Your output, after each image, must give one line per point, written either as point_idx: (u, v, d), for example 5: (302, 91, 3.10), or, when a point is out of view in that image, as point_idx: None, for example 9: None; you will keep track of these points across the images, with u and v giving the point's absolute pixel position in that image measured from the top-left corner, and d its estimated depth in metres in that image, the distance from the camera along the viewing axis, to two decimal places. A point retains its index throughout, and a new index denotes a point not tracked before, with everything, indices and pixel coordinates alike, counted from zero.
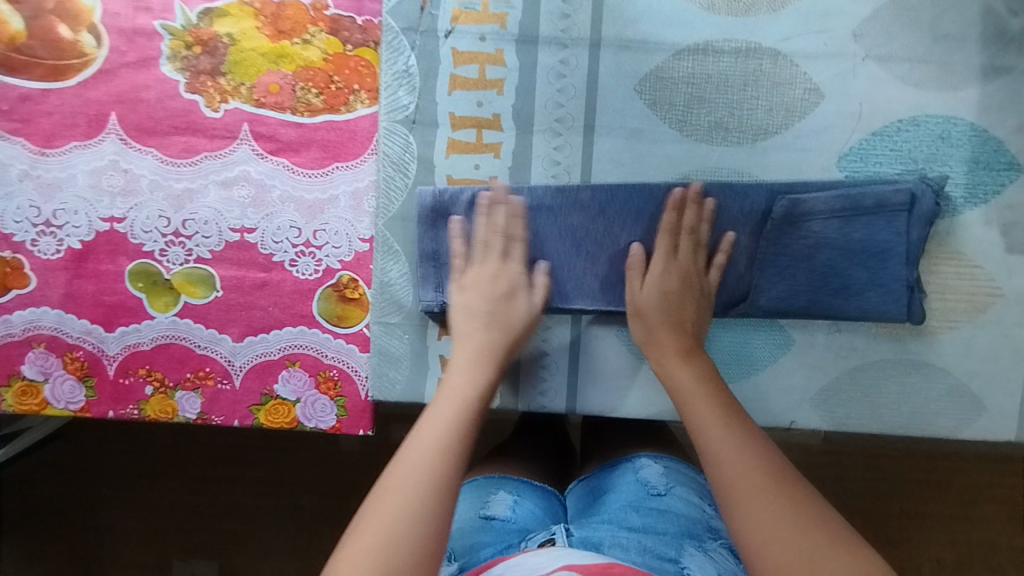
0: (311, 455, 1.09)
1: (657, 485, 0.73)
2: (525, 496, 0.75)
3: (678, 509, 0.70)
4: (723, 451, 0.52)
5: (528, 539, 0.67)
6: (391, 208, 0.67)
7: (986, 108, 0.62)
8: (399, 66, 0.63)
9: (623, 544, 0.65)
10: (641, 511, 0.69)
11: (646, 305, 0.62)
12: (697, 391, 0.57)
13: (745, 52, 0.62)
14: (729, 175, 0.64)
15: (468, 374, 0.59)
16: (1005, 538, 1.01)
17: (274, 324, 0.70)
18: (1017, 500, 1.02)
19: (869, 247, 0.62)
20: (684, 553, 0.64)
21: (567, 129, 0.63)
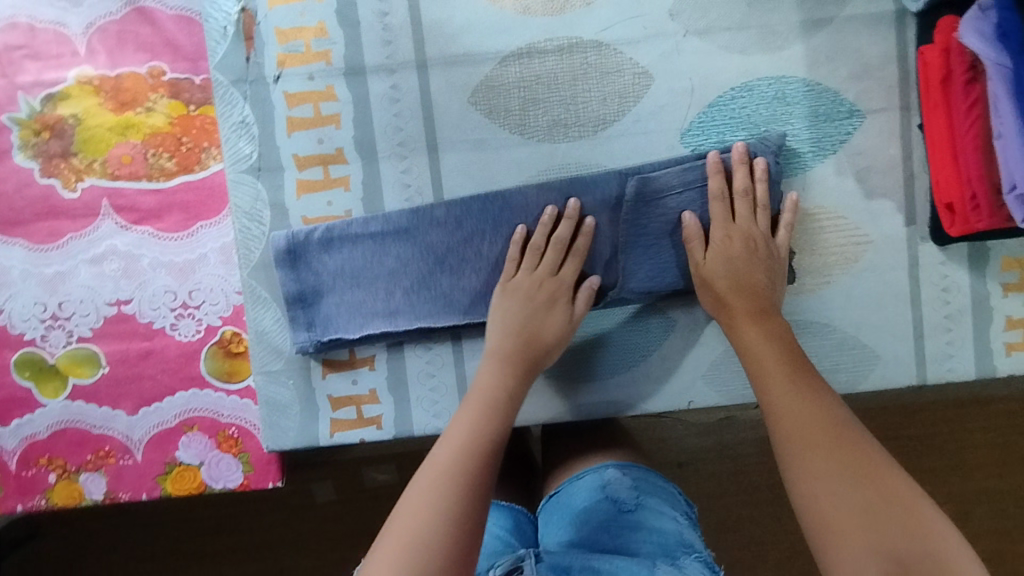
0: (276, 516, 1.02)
1: (627, 498, 0.68)
2: (487, 519, 0.70)
3: (650, 524, 0.66)
4: (794, 416, 0.50)
5: (493, 566, 0.62)
6: (251, 258, 0.65)
7: (814, 61, 0.63)
8: (236, 118, 0.64)
9: (593, 568, 0.60)
10: (610, 532, 0.65)
11: (710, 272, 0.60)
12: (766, 350, 0.55)
13: (568, 48, 0.63)
14: (578, 169, 0.64)
15: (496, 373, 0.58)
16: (998, 483, 0.96)
17: (166, 391, 0.70)
18: (1006, 441, 0.96)
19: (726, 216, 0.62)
20: (655, 572, 0.60)
21: (411, 151, 0.64)
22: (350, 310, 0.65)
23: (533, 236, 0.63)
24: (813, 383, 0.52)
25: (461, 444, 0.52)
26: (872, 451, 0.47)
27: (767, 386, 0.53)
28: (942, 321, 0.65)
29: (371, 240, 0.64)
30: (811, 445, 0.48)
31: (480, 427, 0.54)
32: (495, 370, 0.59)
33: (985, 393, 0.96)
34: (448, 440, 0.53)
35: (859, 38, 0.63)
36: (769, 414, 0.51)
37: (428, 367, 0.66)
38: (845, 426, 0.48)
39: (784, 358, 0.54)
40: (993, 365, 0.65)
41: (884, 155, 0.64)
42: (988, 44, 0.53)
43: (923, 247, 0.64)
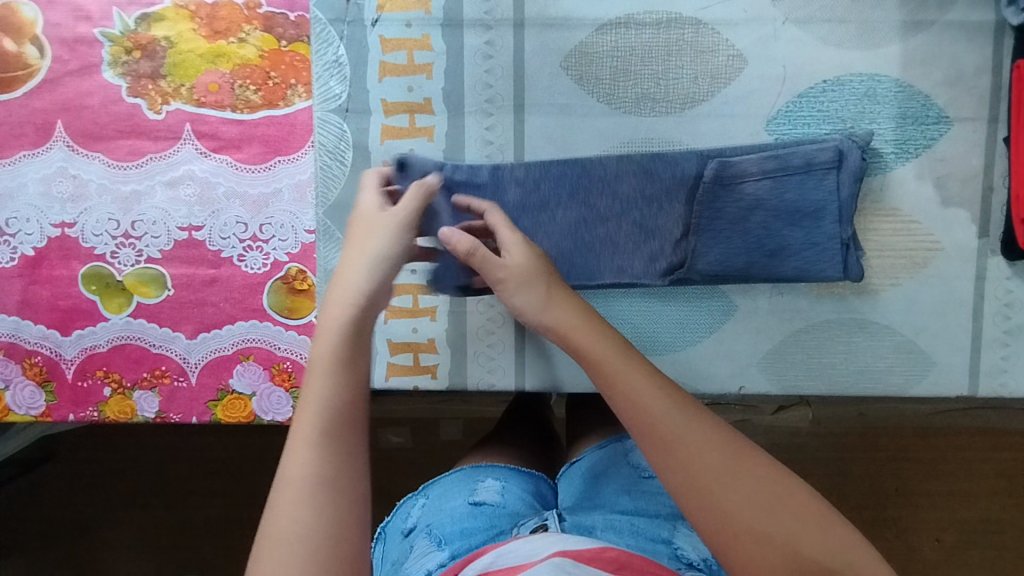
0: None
1: (647, 466, 0.69)
2: (512, 482, 0.71)
3: (670, 489, 0.66)
4: (631, 400, 0.48)
5: (519, 525, 0.64)
6: (329, 197, 0.66)
7: (909, 63, 0.63)
8: (329, 57, 0.64)
9: (615, 527, 0.62)
10: (631, 496, 0.66)
11: (523, 265, 0.55)
12: (612, 360, 0.50)
13: (665, 24, 0.63)
14: (660, 145, 0.65)
15: (334, 326, 0.51)
16: (1002, 512, 0.98)
17: (227, 319, 0.71)
18: (1016, 472, 0.97)
19: (803, 207, 0.63)
20: (676, 534, 0.61)
21: (498, 109, 0.64)
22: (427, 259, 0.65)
23: (608, 206, 0.64)
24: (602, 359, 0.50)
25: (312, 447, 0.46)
26: (710, 428, 0.47)
27: (609, 377, 0.49)
28: (1001, 336, 0.66)
29: (456, 190, 0.64)
30: (659, 435, 0.46)
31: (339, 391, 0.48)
32: (339, 320, 0.51)
33: (1004, 423, 0.98)
34: (298, 440, 0.47)
35: (958, 44, 0.63)
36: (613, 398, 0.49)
37: (489, 323, 0.67)
38: (678, 403, 0.48)
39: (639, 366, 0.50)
40: None
41: (966, 164, 0.64)
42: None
43: (992, 260, 0.65)
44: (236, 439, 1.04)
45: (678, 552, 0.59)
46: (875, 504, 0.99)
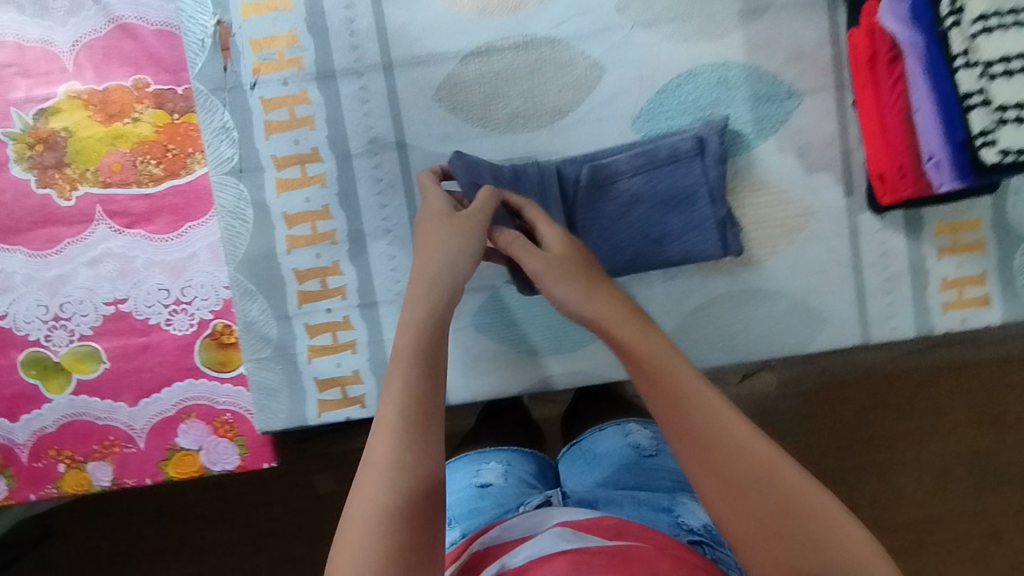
0: (286, 505, 1.05)
1: (648, 446, 0.72)
2: (516, 464, 0.74)
3: (670, 464, 0.70)
4: (670, 403, 0.47)
5: (525, 502, 0.66)
6: (237, 253, 0.69)
7: (754, 48, 0.67)
8: (216, 124, 0.68)
9: (617, 501, 0.64)
10: (633, 473, 0.69)
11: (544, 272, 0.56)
12: (665, 375, 0.48)
13: (524, 45, 0.67)
14: (538, 156, 0.68)
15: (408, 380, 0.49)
16: (980, 440, 0.94)
17: (164, 383, 0.74)
18: (988, 402, 0.94)
19: (677, 195, 0.67)
20: (677, 503, 0.64)
21: (382, 147, 0.68)
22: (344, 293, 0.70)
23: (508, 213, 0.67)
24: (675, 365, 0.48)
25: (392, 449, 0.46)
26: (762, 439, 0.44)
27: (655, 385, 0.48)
28: (883, 284, 0.70)
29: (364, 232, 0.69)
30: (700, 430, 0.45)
31: (410, 411, 0.47)
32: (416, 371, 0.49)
33: (967, 354, 0.93)
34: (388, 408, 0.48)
35: (795, 22, 0.67)
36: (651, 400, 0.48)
37: None
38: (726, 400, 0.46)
39: (686, 389, 0.47)
40: (931, 323, 0.70)
41: (822, 132, 0.68)
42: (903, 24, 0.54)
43: (863, 216, 0.69)
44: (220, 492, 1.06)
45: (680, 519, 0.61)
46: (850, 453, 0.96)
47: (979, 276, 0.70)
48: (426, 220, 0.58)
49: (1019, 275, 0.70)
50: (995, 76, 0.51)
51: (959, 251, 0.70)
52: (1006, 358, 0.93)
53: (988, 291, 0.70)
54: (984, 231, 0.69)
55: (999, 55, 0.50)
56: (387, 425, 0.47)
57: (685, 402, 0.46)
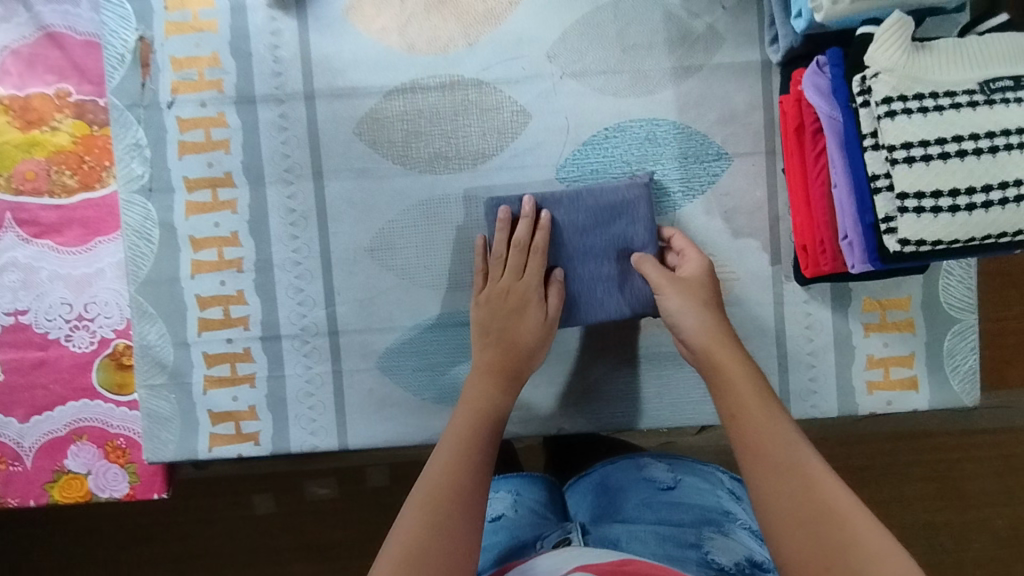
0: (215, 528, 0.87)
1: (665, 479, 0.66)
2: (525, 493, 0.67)
3: (692, 498, 0.63)
4: (734, 405, 0.50)
5: (541, 538, 0.59)
6: (138, 274, 0.66)
7: (684, 106, 0.66)
8: (130, 140, 0.66)
9: (640, 537, 0.58)
10: (653, 508, 0.62)
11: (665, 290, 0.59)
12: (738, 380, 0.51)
13: (449, 86, 0.66)
14: (458, 200, 0.67)
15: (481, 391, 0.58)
16: (942, 514, 0.84)
17: (58, 401, 0.71)
18: (950, 477, 0.84)
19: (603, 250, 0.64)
20: (705, 538, 0.57)
21: (297, 177, 0.66)
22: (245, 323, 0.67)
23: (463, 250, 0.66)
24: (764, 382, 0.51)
25: (452, 445, 0.52)
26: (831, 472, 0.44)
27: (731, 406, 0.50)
28: (806, 357, 0.67)
29: (273, 263, 0.67)
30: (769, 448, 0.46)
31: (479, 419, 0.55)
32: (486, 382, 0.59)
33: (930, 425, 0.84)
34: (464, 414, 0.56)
35: (727, 84, 0.66)
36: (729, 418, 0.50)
37: (308, 385, 0.67)
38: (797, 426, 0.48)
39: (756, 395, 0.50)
40: (855, 403, 0.67)
41: (750, 197, 0.66)
42: (821, 98, 0.51)
43: (788, 286, 0.67)
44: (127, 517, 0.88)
45: (709, 557, 0.55)
46: None
47: (906, 357, 0.67)
48: (498, 294, 0.62)
49: (948, 359, 0.67)
50: (896, 163, 0.46)
51: (886, 329, 0.67)
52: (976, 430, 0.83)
53: (915, 373, 0.67)
54: (913, 310, 0.67)
55: (902, 140, 0.46)
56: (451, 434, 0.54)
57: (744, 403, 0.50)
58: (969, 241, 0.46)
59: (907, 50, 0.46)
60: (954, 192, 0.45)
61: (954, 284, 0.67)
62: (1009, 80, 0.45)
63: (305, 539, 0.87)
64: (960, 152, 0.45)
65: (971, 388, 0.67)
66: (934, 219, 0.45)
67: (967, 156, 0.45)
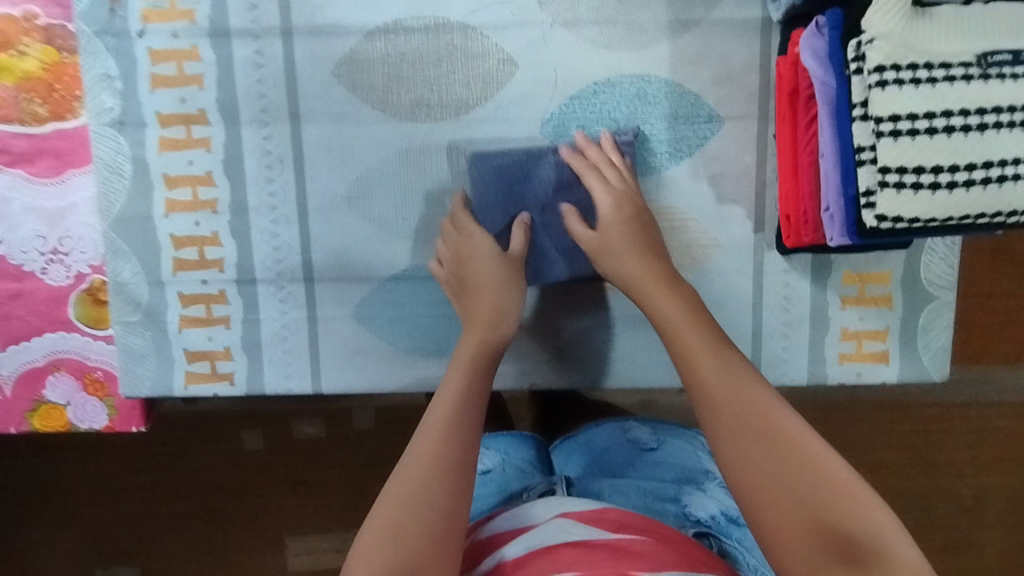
0: (205, 462, 0.86)
1: (648, 439, 0.67)
2: (514, 450, 0.68)
3: (674, 458, 0.65)
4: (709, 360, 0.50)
5: (529, 489, 0.61)
6: (112, 210, 0.65)
7: (677, 64, 0.63)
8: (99, 70, 0.63)
9: (624, 492, 0.61)
10: (636, 467, 0.65)
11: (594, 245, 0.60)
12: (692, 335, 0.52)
13: (433, 29, 0.63)
14: (438, 149, 0.65)
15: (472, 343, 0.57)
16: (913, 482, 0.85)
17: (35, 332, 0.71)
18: (922, 446, 0.84)
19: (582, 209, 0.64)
20: (684, 493, 0.61)
21: (274, 118, 0.64)
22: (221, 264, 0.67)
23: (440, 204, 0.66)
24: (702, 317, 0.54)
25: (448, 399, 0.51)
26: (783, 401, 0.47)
27: (685, 351, 0.51)
28: (780, 327, 0.67)
29: (248, 206, 0.66)
30: (713, 374, 0.48)
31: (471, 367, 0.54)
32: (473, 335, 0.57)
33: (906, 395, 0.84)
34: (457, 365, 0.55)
35: (724, 42, 0.63)
36: (683, 363, 0.51)
37: (283, 330, 0.68)
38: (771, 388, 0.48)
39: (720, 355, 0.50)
40: (824, 374, 0.68)
41: (738, 162, 0.65)
42: (817, 62, 0.49)
43: (768, 255, 0.66)
44: (115, 438, 0.87)
45: (686, 510, 0.59)
46: None
47: (880, 332, 0.67)
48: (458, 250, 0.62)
49: (921, 335, 0.67)
50: (882, 136, 0.45)
51: (863, 303, 0.67)
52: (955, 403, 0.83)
53: (887, 347, 0.68)
54: (893, 287, 0.67)
55: (890, 113, 0.44)
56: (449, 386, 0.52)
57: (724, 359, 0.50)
58: (948, 219, 0.45)
59: (907, 14, 0.44)
60: (936, 168, 0.44)
61: (936, 262, 0.66)
62: (1009, 53, 0.43)
63: (294, 477, 0.86)
64: (948, 128, 0.44)
65: (940, 363, 0.68)
66: (914, 196, 0.45)
67: (954, 132, 0.44)
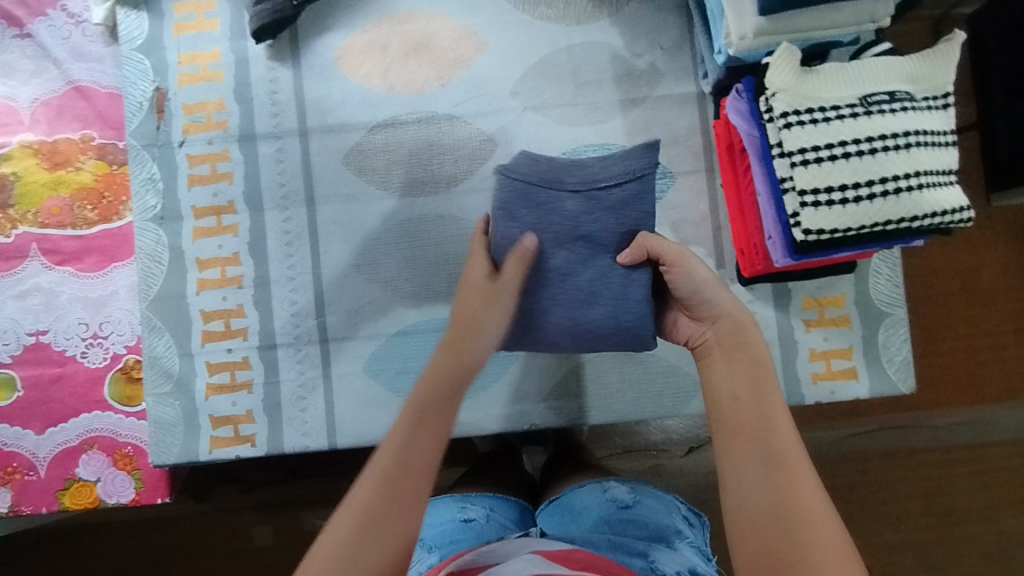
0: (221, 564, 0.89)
1: (625, 498, 0.66)
2: (496, 508, 0.69)
3: (647, 516, 0.64)
4: (743, 404, 0.50)
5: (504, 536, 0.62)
6: (150, 292, 0.74)
7: (632, 132, 0.75)
8: (145, 176, 0.75)
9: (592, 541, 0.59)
10: (609, 524, 0.63)
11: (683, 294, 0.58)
12: (737, 384, 0.52)
13: (425, 120, 0.75)
14: (434, 218, 0.75)
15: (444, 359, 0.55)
16: (935, 528, 0.90)
17: (72, 413, 0.78)
18: (933, 492, 0.90)
19: (597, 243, 0.61)
20: (653, 549, 0.58)
21: (292, 203, 0.75)
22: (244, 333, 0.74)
23: (440, 264, 0.75)
24: (766, 384, 0.51)
25: (414, 412, 0.49)
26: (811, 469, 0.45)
27: (721, 394, 0.52)
28: None
29: (270, 279, 0.74)
30: (740, 443, 0.47)
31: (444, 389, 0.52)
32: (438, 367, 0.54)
33: (912, 442, 0.90)
34: (446, 373, 0.54)
35: (669, 112, 0.75)
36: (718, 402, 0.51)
37: (301, 389, 0.74)
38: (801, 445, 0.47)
39: (756, 400, 0.50)
40: (802, 394, 0.73)
41: (695, 210, 0.75)
42: (743, 119, 0.58)
43: (734, 288, 0.74)
44: (137, 521, 0.90)
45: (654, 565, 0.56)
46: None
47: (845, 350, 0.74)
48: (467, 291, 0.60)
49: (883, 350, 0.74)
50: (795, 165, 0.54)
51: (825, 325, 0.74)
52: (957, 447, 0.89)
53: (854, 364, 0.74)
54: (849, 308, 0.74)
55: (798, 146, 0.53)
56: (417, 404, 0.50)
57: (763, 405, 0.49)
58: (866, 227, 0.53)
59: (798, 74, 0.54)
60: (842, 187, 0.53)
61: (883, 283, 0.74)
62: (884, 95, 0.54)
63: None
64: (845, 154, 0.53)
65: (906, 376, 0.73)
66: (830, 211, 0.53)
67: (851, 157, 0.53)
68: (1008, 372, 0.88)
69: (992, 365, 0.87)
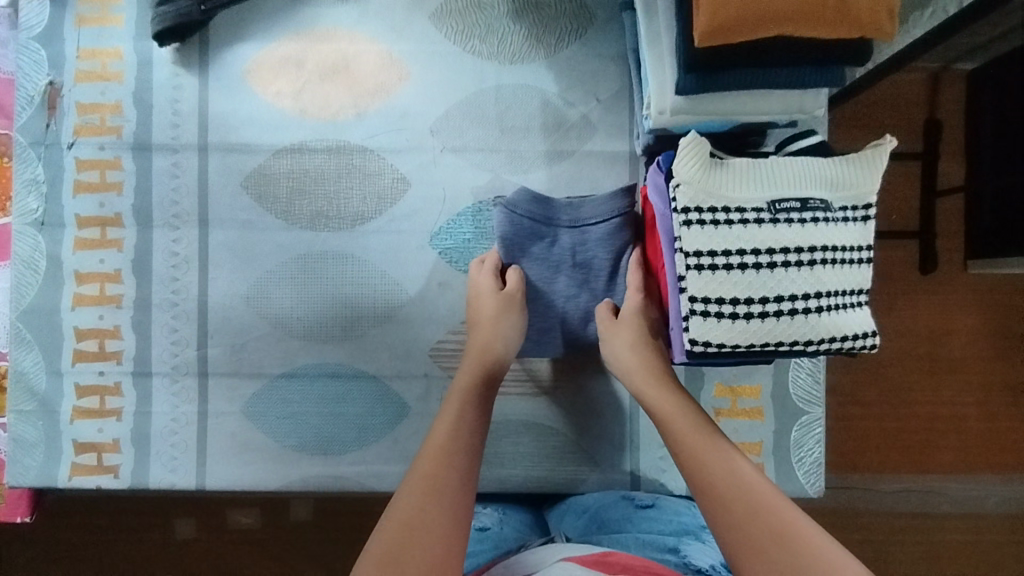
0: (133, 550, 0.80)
1: (642, 496, 0.66)
2: (511, 514, 0.67)
3: (672, 511, 0.64)
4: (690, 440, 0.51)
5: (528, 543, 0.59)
6: (22, 302, 0.69)
7: (555, 187, 0.69)
8: (28, 176, 0.70)
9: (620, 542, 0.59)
10: (632, 521, 0.63)
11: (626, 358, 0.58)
12: (679, 421, 0.53)
13: (335, 149, 0.69)
14: (335, 257, 0.70)
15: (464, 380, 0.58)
16: None
17: None
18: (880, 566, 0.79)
19: (594, 270, 0.65)
20: (682, 542, 0.59)
21: (183, 223, 0.70)
22: (119, 357, 0.69)
23: (335, 306, 0.69)
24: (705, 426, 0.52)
25: (446, 431, 0.53)
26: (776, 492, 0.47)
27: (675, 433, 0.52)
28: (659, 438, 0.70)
29: (152, 301, 0.69)
30: (711, 479, 0.48)
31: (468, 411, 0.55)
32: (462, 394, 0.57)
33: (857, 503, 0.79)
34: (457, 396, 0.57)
35: (597, 171, 0.69)
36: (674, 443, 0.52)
37: (173, 423, 0.69)
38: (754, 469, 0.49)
39: (699, 434, 0.51)
40: None
41: None
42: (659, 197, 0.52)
43: None
44: None
45: (686, 560, 0.56)
46: None
47: (755, 444, 0.69)
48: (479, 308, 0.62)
49: (795, 450, 0.69)
50: (689, 268, 0.49)
51: (736, 415, 0.69)
52: (916, 514, 0.79)
53: (762, 460, 0.69)
54: (763, 400, 0.69)
55: (695, 248, 0.48)
56: (446, 423, 0.54)
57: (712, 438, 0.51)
58: (757, 345, 0.49)
59: (706, 165, 0.49)
60: (734, 300, 0.48)
61: (803, 376, 0.69)
62: (795, 202, 0.49)
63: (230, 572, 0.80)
64: (741, 264, 0.48)
65: (815, 480, 0.69)
66: (718, 323, 0.48)
67: (747, 269, 0.48)
68: (974, 446, 0.79)
69: (965, 437, 0.79)
